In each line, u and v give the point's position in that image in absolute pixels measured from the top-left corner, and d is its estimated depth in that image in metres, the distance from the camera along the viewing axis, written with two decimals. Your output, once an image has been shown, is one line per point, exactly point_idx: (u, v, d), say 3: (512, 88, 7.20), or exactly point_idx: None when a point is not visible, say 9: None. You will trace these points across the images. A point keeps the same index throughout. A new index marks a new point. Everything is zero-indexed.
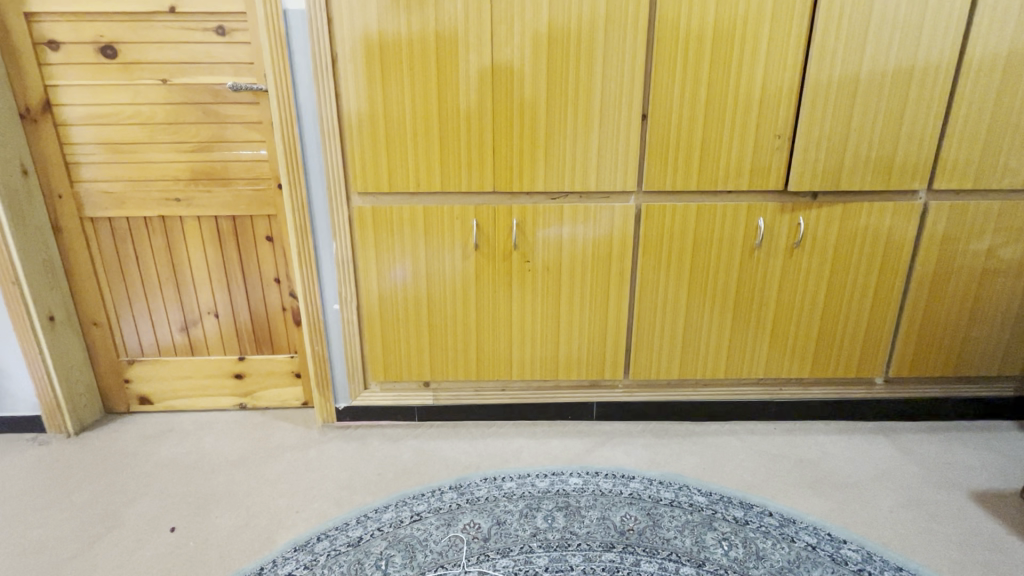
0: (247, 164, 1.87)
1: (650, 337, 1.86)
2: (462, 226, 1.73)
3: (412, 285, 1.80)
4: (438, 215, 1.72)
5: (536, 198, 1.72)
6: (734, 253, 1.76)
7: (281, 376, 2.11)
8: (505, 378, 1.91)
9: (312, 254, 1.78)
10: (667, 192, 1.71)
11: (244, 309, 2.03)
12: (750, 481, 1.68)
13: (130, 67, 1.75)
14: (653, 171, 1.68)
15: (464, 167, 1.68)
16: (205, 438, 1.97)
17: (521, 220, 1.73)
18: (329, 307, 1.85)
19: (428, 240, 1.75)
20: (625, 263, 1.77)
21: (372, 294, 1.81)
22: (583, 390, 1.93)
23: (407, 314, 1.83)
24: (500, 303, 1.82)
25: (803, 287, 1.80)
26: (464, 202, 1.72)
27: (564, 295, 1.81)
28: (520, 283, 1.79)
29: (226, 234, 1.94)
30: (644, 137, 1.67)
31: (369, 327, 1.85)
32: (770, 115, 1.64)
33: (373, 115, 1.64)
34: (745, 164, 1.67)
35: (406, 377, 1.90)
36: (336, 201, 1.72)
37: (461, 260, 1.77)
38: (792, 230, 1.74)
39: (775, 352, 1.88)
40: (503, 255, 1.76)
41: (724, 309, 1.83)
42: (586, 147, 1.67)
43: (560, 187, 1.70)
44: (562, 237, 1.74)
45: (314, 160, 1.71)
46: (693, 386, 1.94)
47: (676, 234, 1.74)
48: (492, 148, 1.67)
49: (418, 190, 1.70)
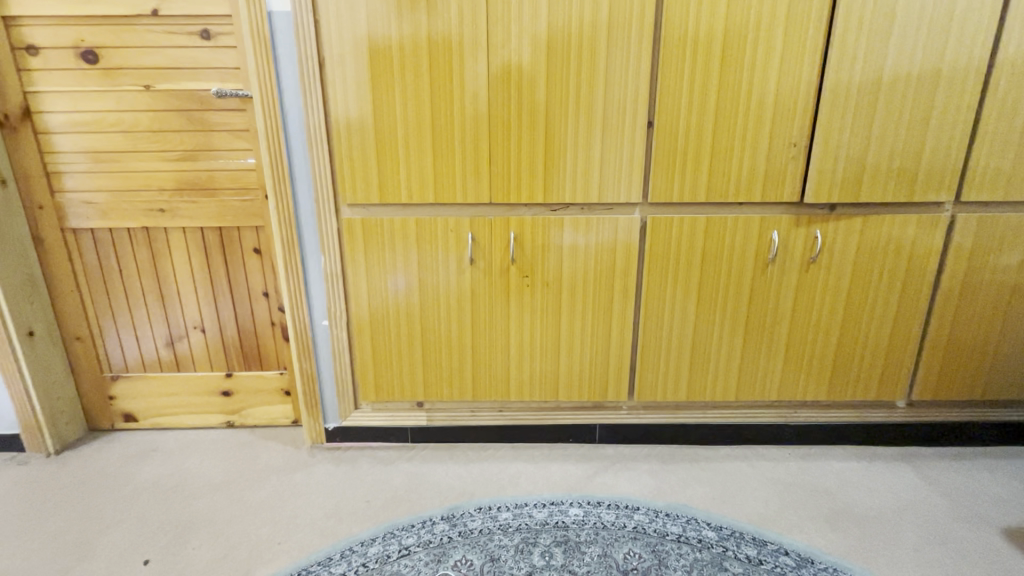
0: (234, 174, 1.79)
1: (655, 357, 1.75)
2: (456, 240, 1.64)
3: (404, 301, 1.71)
4: (431, 229, 1.63)
5: (535, 209, 1.63)
6: (745, 269, 1.66)
7: (270, 394, 2.02)
8: (502, 399, 1.81)
9: (300, 267, 1.70)
10: (675, 204, 1.61)
11: (232, 324, 1.95)
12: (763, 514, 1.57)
13: (112, 73, 1.68)
14: (659, 182, 1.58)
15: (459, 177, 1.59)
16: (189, 459, 1.89)
17: (519, 233, 1.63)
18: (317, 323, 1.76)
19: (421, 254, 1.66)
20: (629, 278, 1.67)
21: (363, 310, 1.72)
22: (585, 412, 1.83)
23: (399, 332, 1.74)
24: (497, 321, 1.72)
25: (820, 304, 1.69)
26: (459, 213, 1.63)
27: (564, 313, 1.71)
28: (518, 300, 1.70)
29: (212, 247, 1.87)
30: (650, 147, 1.57)
31: (360, 345, 1.76)
32: (784, 122, 1.53)
33: (362, 123, 1.56)
34: (758, 174, 1.57)
35: (398, 397, 1.81)
36: (324, 212, 1.64)
37: (456, 276, 1.68)
38: (808, 243, 1.63)
39: (789, 374, 1.77)
40: (500, 270, 1.67)
41: (734, 327, 1.72)
42: (588, 156, 1.57)
43: (560, 198, 1.60)
44: (562, 251, 1.64)
45: (302, 170, 1.62)
46: (701, 408, 1.83)
47: (684, 248, 1.64)
48: (488, 157, 1.58)
49: (411, 201, 1.61)
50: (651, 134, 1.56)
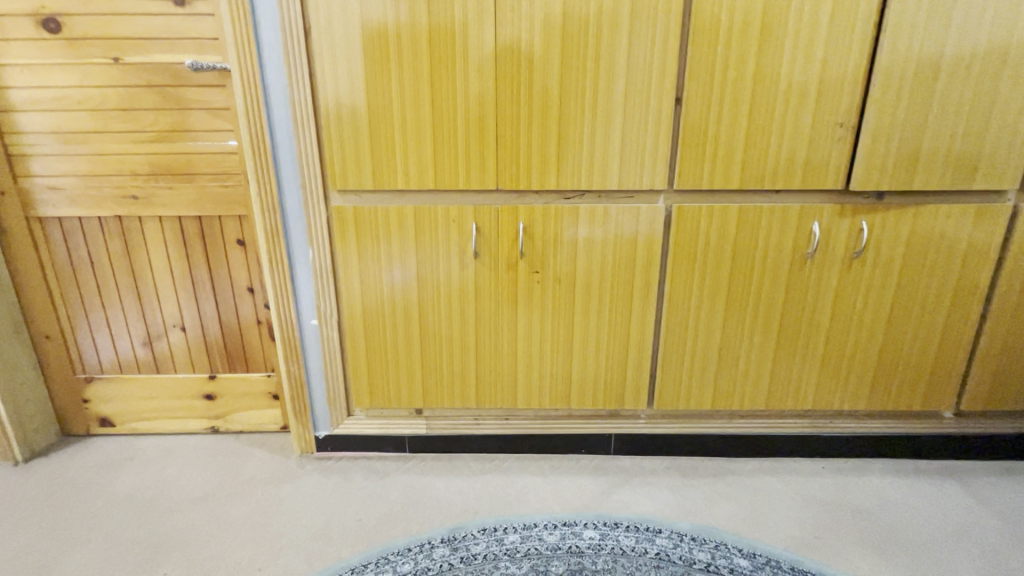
0: (214, 157, 1.63)
1: (678, 362, 1.59)
2: (458, 231, 1.47)
3: (401, 299, 1.54)
4: (431, 219, 1.47)
5: (546, 197, 1.46)
6: (782, 264, 1.49)
7: (257, 397, 1.87)
8: (508, 406, 1.65)
9: (285, 261, 1.53)
10: (704, 192, 1.44)
11: (214, 322, 1.80)
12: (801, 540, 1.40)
13: (77, 44, 1.51)
14: (687, 167, 1.41)
15: (461, 161, 1.42)
16: (168, 468, 1.74)
17: (528, 223, 1.46)
18: (306, 322, 1.60)
19: (420, 246, 1.49)
20: (651, 275, 1.50)
21: (356, 309, 1.56)
22: (599, 420, 1.67)
23: (396, 332, 1.58)
24: (503, 321, 1.56)
25: (863, 305, 1.52)
26: (462, 202, 1.46)
27: (578, 312, 1.54)
28: (527, 299, 1.53)
29: (191, 238, 1.70)
30: (679, 127, 1.39)
31: (352, 347, 1.60)
32: (831, 100, 1.35)
33: (353, 99, 1.38)
34: (798, 159, 1.39)
35: (395, 403, 1.65)
36: (311, 200, 1.47)
37: (458, 270, 1.51)
38: (852, 237, 1.45)
39: (826, 381, 1.60)
40: (507, 265, 1.50)
41: (767, 330, 1.55)
42: (606, 137, 1.40)
43: (575, 184, 1.43)
44: (576, 244, 1.47)
45: (286, 152, 1.45)
46: (727, 417, 1.66)
47: (713, 241, 1.47)
48: (495, 138, 1.40)
49: (408, 187, 1.44)
50: (679, 113, 1.38)
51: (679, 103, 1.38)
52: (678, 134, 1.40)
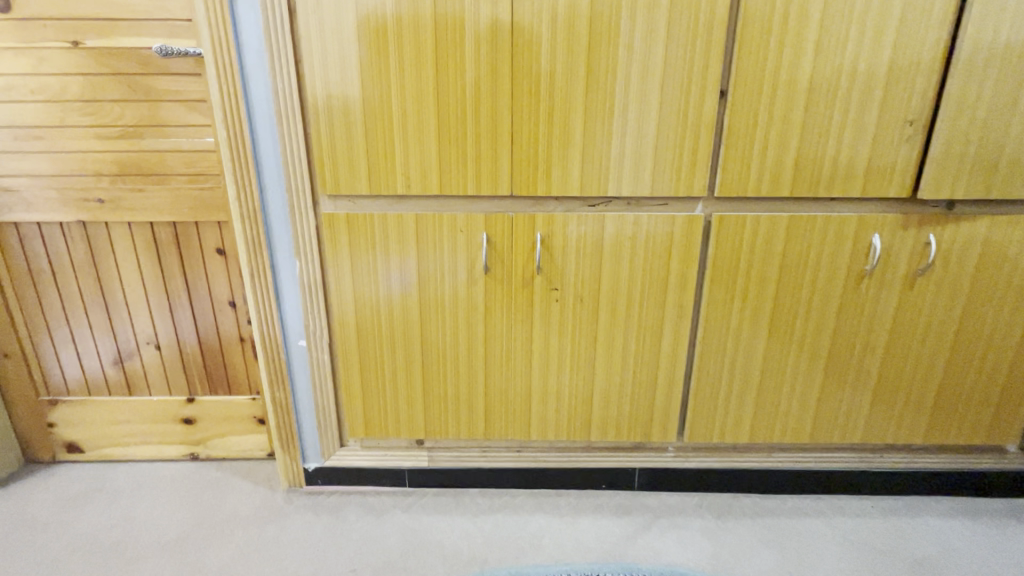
0: (190, 156, 1.44)
1: (712, 389, 1.41)
2: (465, 242, 1.29)
3: (401, 318, 1.36)
4: (434, 229, 1.28)
5: (568, 205, 1.27)
6: (834, 282, 1.31)
7: (240, 422, 1.69)
8: (520, 437, 1.48)
9: (268, 276, 1.35)
10: (748, 200, 1.26)
11: (192, 339, 1.61)
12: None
13: (30, 26, 1.32)
14: (729, 170, 1.22)
15: (470, 162, 1.23)
16: (141, 503, 1.56)
17: (546, 233, 1.27)
18: (293, 343, 1.42)
19: (422, 258, 1.30)
20: (685, 292, 1.32)
21: (349, 329, 1.37)
22: (622, 453, 1.49)
23: (394, 354, 1.40)
24: (516, 343, 1.38)
25: (925, 327, 1.34)
26: (471, 210, 1.28)
27: (602, 333, 1.36)
28: (543, 319, 1.35)
29: (165, 247, 1.52)
30: (722, 124, 1.20)
31: (345, 371, 1.42)
32: (899, 94, 1.17)
33: (345, 90, 1.19)
34: (859, 162, 1.21)
35: (393, 434, 1.47)
36: (299, 207, 1.28)
37: (466, 287, 1.33)
38: (917, 252, 1.27)
39: (879, 413, 1.42)
40: (521, 281, 1.32)
41: (815, 355, 1.37)
42: (639, 135, 1.21)
43: (602, 189, 1.24)
44: (601, 258, 1.29)
45: (268, 152, 1.27)
46: (766, 451, 1.49)
47: (757, 256, 1.29)
48: (510, 136, 1.21)
49: (409, 192, 1.26)
50: (723, 109, 1.20)
51: (723, 98, 1.19)
52: (722, 132, 1.21)
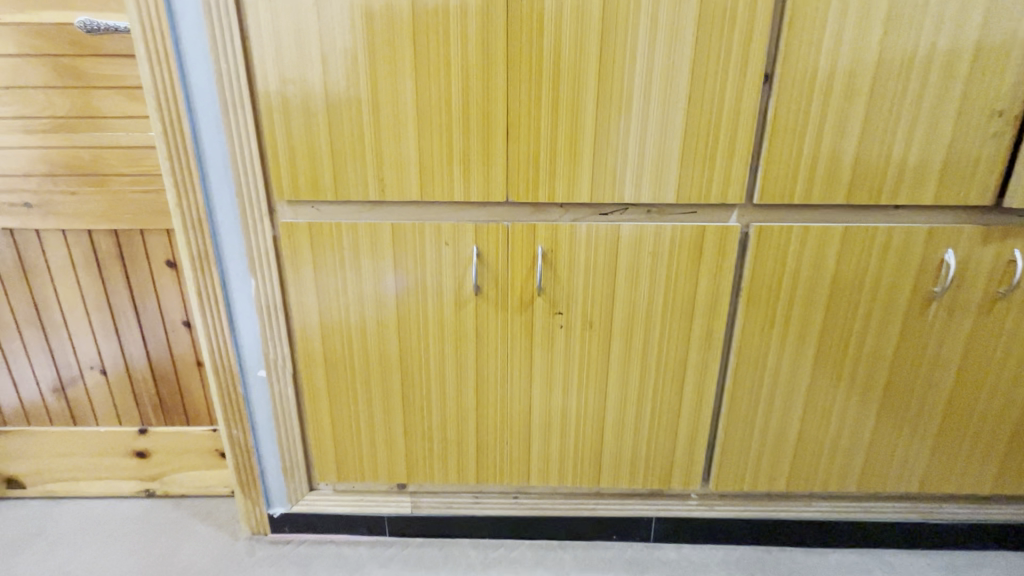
0: (132, 153, 1.23)
1: (743, 431, 1.20)
2: (452, 259, 1.07)
3: (376, 347, 1.15)
4: (415, 242, 1.07)
5: (576, 213, 1.06)
6: (895, 307, 1.09)
7: (200, 456, 1.49)
8: (518, 482, 1.27)
9: (219, 296, 1.14)
10: (794, 208, 1.04)
11: (143, 363, 1.40)
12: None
13: None
14: (773, 172, 1.00)
15: (457, 163, 1.02)
16: (85, 552, 1.36)
17: (548, 247, 1.06)
18: (251, 373, 1.21)
19: (399, 276, 1.09)
20: (715, 318, 1.11)
21: (315, 359, 1.16)
22: (636, 501, 1.28)
23: (369, 388, 1.19)
24: (513, 376, 1.17)
25: (1001, 361, 1.12)
26: (460, 219, 1.06)
27: (614, 366, 1.15)
28: (545, 348, 1.14)
29: (108, 258, 1.31)
30: (765, 115, 0.98)
31: (312, 406, 1.21)
32: (987, 79, 0.94)
33: (303, 75, 0.97)
34: (931, 162, 0.99)
35: (370, 477, 1.27)
36: (252, 215, 1.07)
37: (453, 311, 1.12)
38: (998, 271, 1.05)
39: (940, 459, 1.21)
40: (519, 304, 1.10)
41: (868, 392, 1.16)
42: (663, 130, 0.99)
43: (617, 195, 1.03)
44: (614, 277, 1.08)
45: (213, 149, 1.05)
46: (805, 499, 1.27)
47: (803, 275, 1.07)
48: (506, 132, 1.00)
49: (383, 198, 1.04)
50: (766, 97, 0.98)
51: (768, 85, 0.97)
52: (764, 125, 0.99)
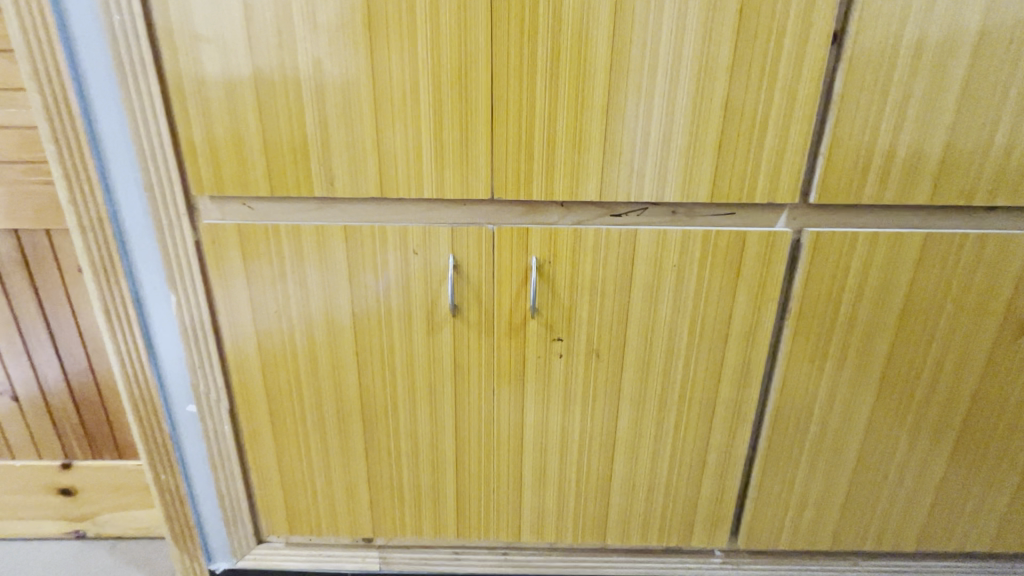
0: (31, 135, 0.99)
1: (781, 481, 0.98)
2: (421, 272, 0.85)
3: (330, 379, 0.93)
4: (375, 251, 0.84)
5: (579, 214, 0.83)
6: (979, 333, 0.87)
7: (136, 493, 1.27)
8: (507, 537, 1.05)
9: (131, 314, 0.91)
10: (859, 209, 0.82)
11: (61, 387, 1.18)
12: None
13: None
14: (836, 164, 0.78)
15: (426, 149, 0.79)
16: None
17: (545, 258, 0.83)
18: (179, 408, 0.98)
19: (356, 291, 0.86)
20: (753, 346, 0.88)
21: (255, 392, 0.94)
22: (648, 558, 1.07)
23: (323, 428, 0.96)
24: (500, 416, 0.95)
25: None
26: (431, 221, 0.83)
27: (626, 404, 0.93)
28: (539, 383, 0.92)
29: (9, 264, 1.08)
30: (829, 101, 0.76)
31: (254, 447, 0.99)
32: None
33: (222, 34, 0.74)
34: None
35: (328, 529, 1.05)
36: (167, 213, 0.84)
37: (424, 336, 0.89)
38: None
39: (1018, 514, 0.99)
40: (507, 329, 0.88)
41: (937, 437, 0.94)
42: (695, 108, 0.76)
43: (633, 192, 0.80)
44: (627, 296, 0.85)
45: (112, 128, 0.81)
46: (851, 558, 1.06)
47: (865, 294, 0.85)
48: (491, 110, 0.76)
49: (333, 193, 0.81)
50: (832, 77, 0.75)
51: (836, 62, 0.74)
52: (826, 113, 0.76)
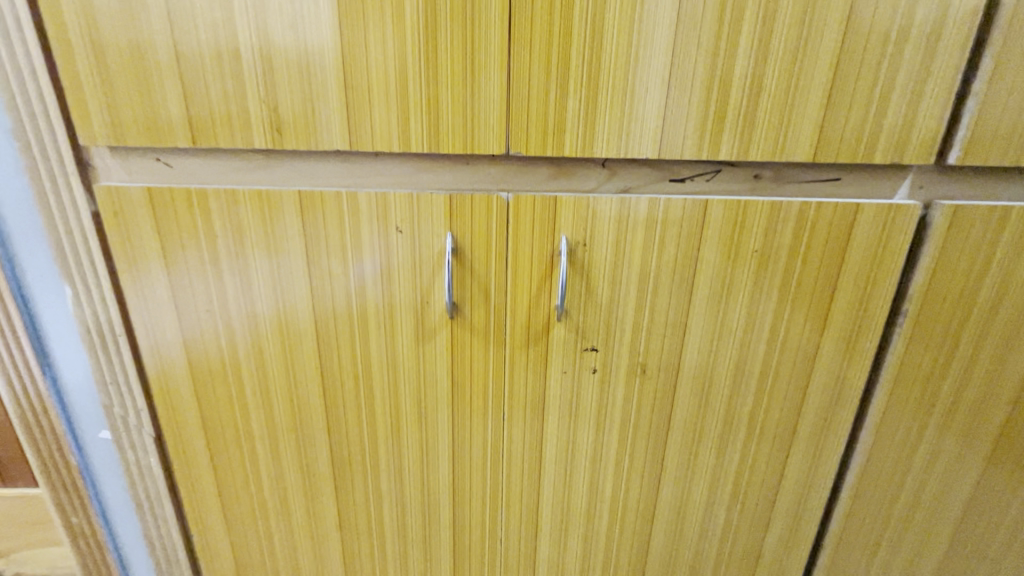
0: None
1: (869, 533, 0.76)
2: (408, 257, 0.61)
3: (286, 400, 0.70)
4: (342, 227, 0.60)
5: (627, 177, 0.60)
6: None
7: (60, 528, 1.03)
8: None
9: (17, 311, 0.68)
10: (1008, 176, 0.59)
11: None
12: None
13: None
14: (991, 112, 0.55)
15: (413, 81, 0.55)
16: None
17: (578, 238, 0.60)
18: (89, 435, 0.76)
19: (318, 284, 0.63)
20: (851, 360, 0.66)
21: (187, 415, 0.71)
22: None
23: (279, 462, 0.74)
24: (511, 449, 0.72)
25: None
26: (422, 186, 0.60)
27: (676, 434, 0.71)
28: (564, 406, 0.69)
29: None
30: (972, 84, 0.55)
31: (189, 484, 0.76)
32: None
33: None
34: None
35: None
36: (49, 171, 0.60)
37: (412, 345, 0.66)
38: None
39: None
40: (523, 336, 0.65)
41: None
42: (801, 27, 0.53)
43: (705, 148, 0.57)
44: (687, 292, 0.63)
45: None
46: None
47: (1007, 292, 0.63)
48: (507, 25, 0.53)
49: (282, 146, 0.57)
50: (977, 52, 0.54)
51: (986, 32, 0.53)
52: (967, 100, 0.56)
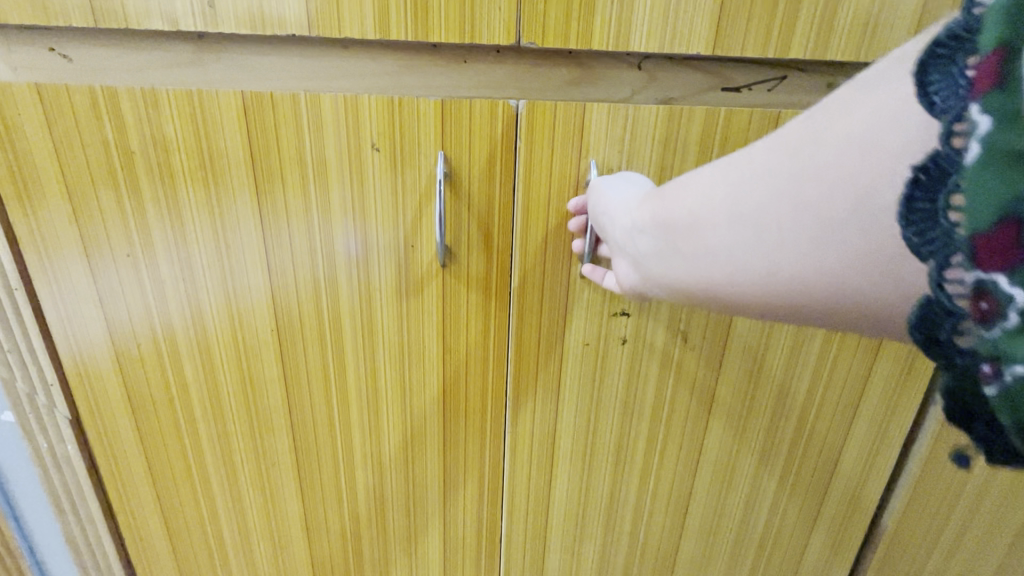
0: None
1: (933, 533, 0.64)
2: (389, 186, 0.48)
3: (237, 373, 0.56)
4: (301, 144, 0.47)
5: (670, 82, 0.47)
6: None
7: None
8: None
9: None
10: None
11: None
12: (808, 243, 0.30)
13: None
14: None
15: None
16: None
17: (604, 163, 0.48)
18: None
19: (272, 220, 0.49)
20: None
21: (111, 392, 0.57)
22: None
23: (229, 449, 0.60)
24: (515, 432, 0.59)
25: None
26: (407, 89, 0.46)
27: (714, 413, 0.58)
28: (579, 379, 0.57)
29: None
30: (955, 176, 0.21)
31: (118, 478, 0.61)
32: None
33: None
34: None
35: None
36: None
37: (392, 301, 0.53)
38: None
39: None
40: (534, 290, 0.52)
41: None
42: None
43: (773, 44, 0.44)
44: None
45: None
46: None
47: None
48: None
49: (216, 30, 0.42)
50: (934, 101, 0.22)
51: (963, 46, 0.22)
52: (929, 251, 0.22)
